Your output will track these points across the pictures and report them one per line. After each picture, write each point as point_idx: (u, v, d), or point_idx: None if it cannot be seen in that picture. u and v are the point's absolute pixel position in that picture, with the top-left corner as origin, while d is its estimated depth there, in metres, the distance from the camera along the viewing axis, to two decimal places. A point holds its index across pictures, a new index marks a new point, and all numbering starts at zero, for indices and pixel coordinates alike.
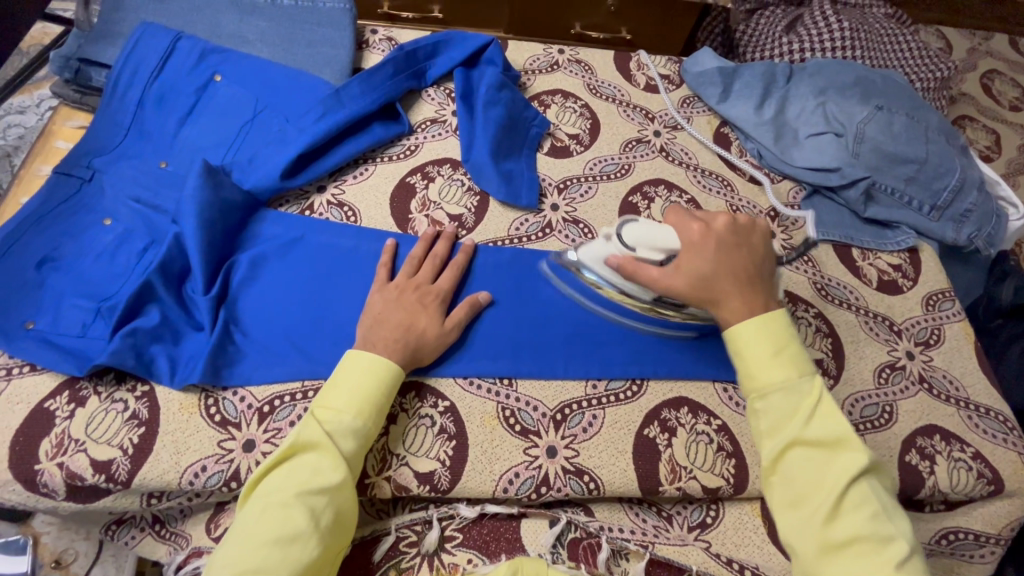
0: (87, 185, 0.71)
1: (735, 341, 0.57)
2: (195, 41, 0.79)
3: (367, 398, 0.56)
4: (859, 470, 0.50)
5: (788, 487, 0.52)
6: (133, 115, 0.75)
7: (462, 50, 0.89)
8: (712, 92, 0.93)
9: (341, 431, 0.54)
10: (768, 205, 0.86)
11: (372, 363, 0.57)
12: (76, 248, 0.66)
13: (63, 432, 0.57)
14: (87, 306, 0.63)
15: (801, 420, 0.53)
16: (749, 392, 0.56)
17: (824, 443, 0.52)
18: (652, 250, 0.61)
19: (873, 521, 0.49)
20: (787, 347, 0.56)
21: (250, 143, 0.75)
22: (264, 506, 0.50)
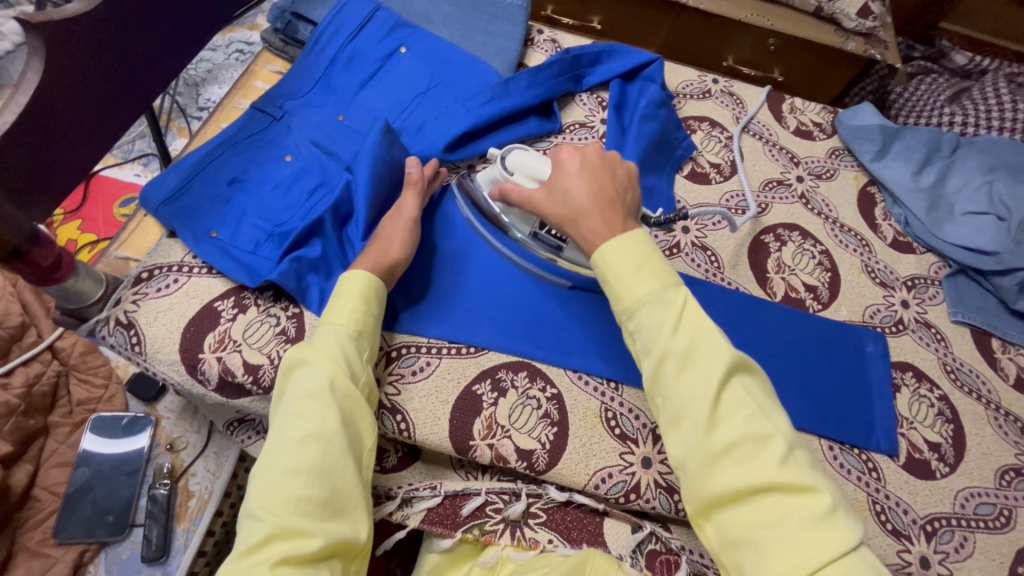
0: (275, 122, 0.80)
1: (601, 262, 0.56)
2: (390, 15, 0.87)
3: (351, 309, 0.60)
4: (727, 370, 0.50)
5: (666, 406, 0.52)
6: (325, 69, 0.84)
7: (623, 63, 0.92)
8: (868, 148, 0.90)
9: (327, 340, 0.58)
10: (905, 273, 0.83)
11: (344, 282, 0.62)
12: (258, 175, 0.74)
13: (225, 331, 0.65)
14: (262, 227, 0.70)
15: (669, 329, 0.52)
16: (621, 315, 0.55)
17: (691, 355, 0.51)
18: (526, 177, 0.66)
19: (755, 436, 0.48)
20: (649, 259, 0.55)
21: (419, 113, 0.81)
22: (279, 418, 0.54)
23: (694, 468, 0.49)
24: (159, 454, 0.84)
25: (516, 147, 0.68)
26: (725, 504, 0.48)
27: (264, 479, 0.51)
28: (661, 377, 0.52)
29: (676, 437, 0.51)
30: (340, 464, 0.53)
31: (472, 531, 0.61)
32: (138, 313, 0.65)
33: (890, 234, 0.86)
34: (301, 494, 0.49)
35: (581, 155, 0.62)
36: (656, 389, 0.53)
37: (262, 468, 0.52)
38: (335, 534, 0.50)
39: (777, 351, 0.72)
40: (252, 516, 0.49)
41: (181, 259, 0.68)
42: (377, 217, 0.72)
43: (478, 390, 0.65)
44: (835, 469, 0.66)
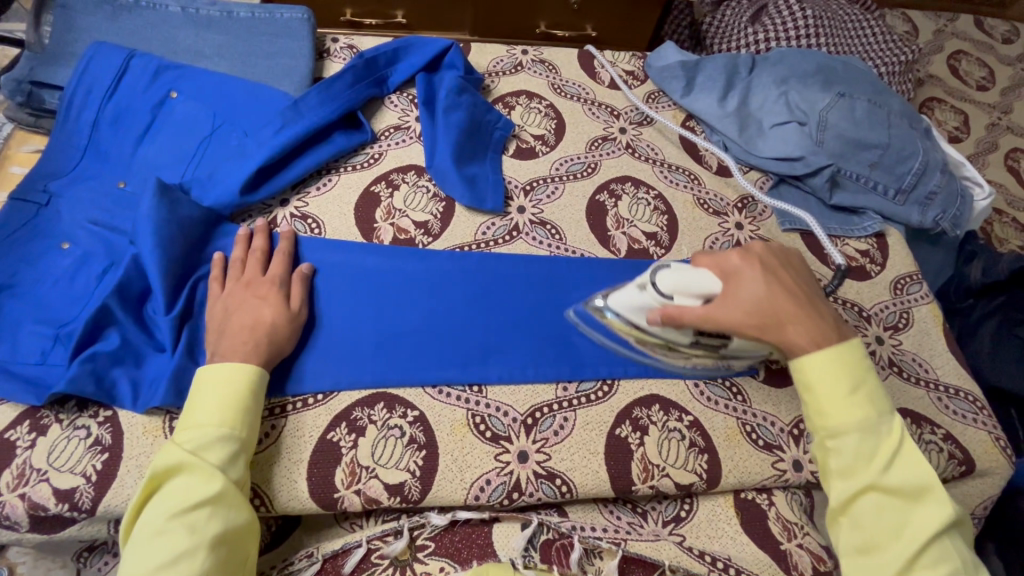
0: (42, 210, 0.70)
1: (804, 372, 0.58)
2: (149, 59, 0.78)
3: (230, 404, 0.55)
4: (939, 525, 0.51)
5: (858, 529, 0.54)
6: (90, 137, 0.75)
7: (423, 55, 0.88)
8: (676, 86, 0.93)
9: (203, 444, 0.53)
10: (735, 196, 0.86)
11: (224, 371, 0.56)
12: (33, 274, 0.65)
13: (24, 462, 0.57)
14: (47, 333, 0.62)
15: (882, 469, 0.53)
16: (817, 434, 0.57)
17: (902, 491, 0.53)
18: (692, 296, 0.59)
19: (921, 501, 0.53)
20: (863, 383, 0.56)
21: (209, 159, 0.75)
22: (142, 535, 0.49)
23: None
24: None
25: (663, 267, 0.60)
26: None
27: None
28: (853, 509, 0.54)
29: (856, 534, 0.54)
30: None
31: None
32: None
33: (715, 162, 0.89)
34: None
35: (754, 259, 0.61)
36: (828, 440, 0.56)
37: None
38: None
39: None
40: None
41: None
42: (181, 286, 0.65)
43: (334, 437, 0.61)
44: (704, 403, 0.68)
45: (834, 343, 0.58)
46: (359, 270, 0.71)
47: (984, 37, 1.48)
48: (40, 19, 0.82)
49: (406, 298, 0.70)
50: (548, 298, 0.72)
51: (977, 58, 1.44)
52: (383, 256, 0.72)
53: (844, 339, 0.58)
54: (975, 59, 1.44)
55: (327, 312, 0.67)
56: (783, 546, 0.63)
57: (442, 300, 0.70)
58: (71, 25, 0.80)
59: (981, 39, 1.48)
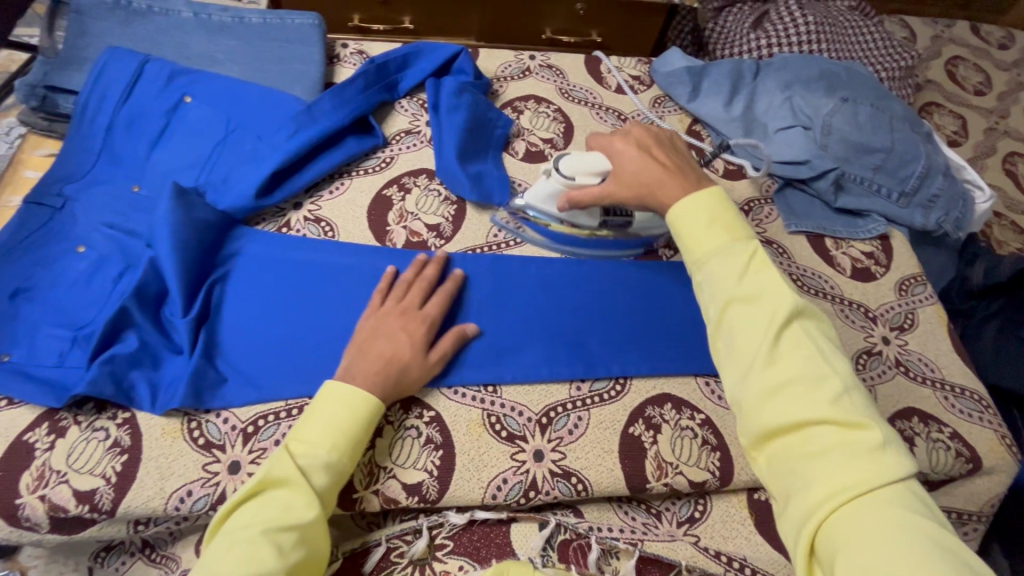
0: (57, 214, 0.70)
1: (675, 222, 0.58)
2: (163, 63, 0.78)
3: (346, 433, 0.55)
4: (788, 311, 0.50)
5: (729, 341, 0.51)
6: (104, 142, 0.75)
7: (433, 60, 0.89)
8: (682, 91, 0.95)
9: (313, 466, 0.53)
10: (741, 199, 0.87)
11: (350, 396, 0.56)
12: (49, 278, 0.65)
13: (44, 464, 0.57)
14: (67, 337, 0.62)
15: (737, 279, 0.52)
16: (690, 267, 0.57)
17: (754, 296, 0.51)
18: (589, 175, 0.69)
19: (782, 304, 0.50)
20: (724, 218, 0.57)
21: (223, 163, 0.75)
22: (225, 542, 0.49)
23: (759, 413, 0.47)
24: None
25: (563, 155, 0.71)
26: (773, 439, 0.47)
27: None
28: (721, 324, 0.52)
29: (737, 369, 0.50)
30: None
31: None
32: None
33: (721, 166, 0.90)
34: None
35: (633, 140, 0.66)
36: (698, 274, 0.56)
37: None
38: None
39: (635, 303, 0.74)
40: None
41: None
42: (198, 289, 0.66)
43: None
44: (715, 403, 0.69)
45: (702, 194, 0.59)
46: (373, 274, 0.71)
47: (980, 42, 1.51)
48: (53, 24, 0.82)
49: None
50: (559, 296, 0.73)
51: (973, 64, 1.46)
52: (397, 259, 0.73)
53: (710, 190, 0.59)
54: (972, 64, 1.46)
55: (343, 315, 0.68)
56: None
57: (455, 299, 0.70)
58: (84, 29, 0.81)
59: (978, 46, 1.50)
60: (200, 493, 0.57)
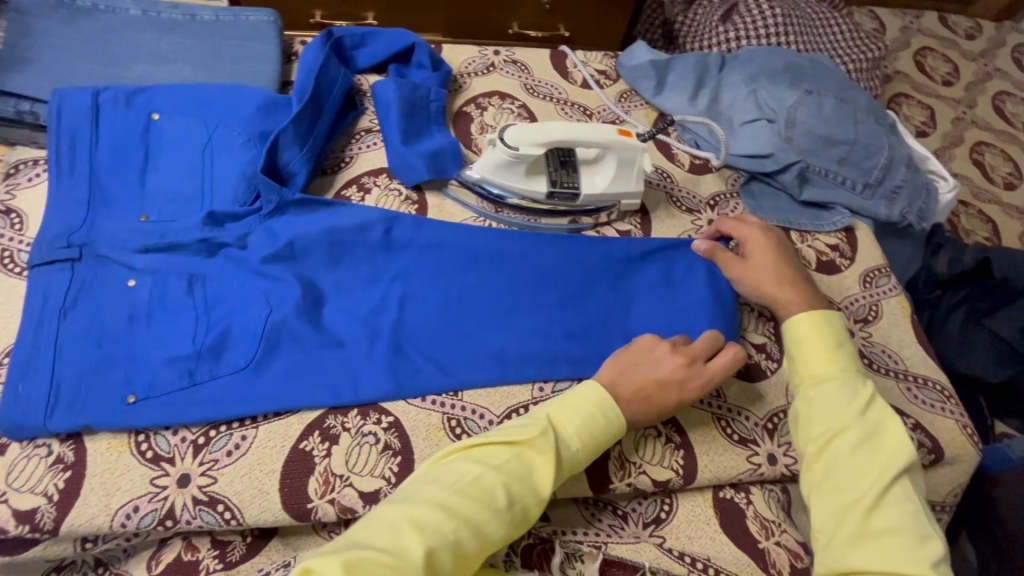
0: (77, 265, 0.63)
1: (796, 329, 0.63)
2: (114, 88, 0.70)
3: (591, 428, 0.56)
4: (903, 464, 0.54)
5: (831, 472, 0.56)
6: (85, 177, 0.67)
7: (390, 45, 0.87)
8: (647, 85, 0.94)
9: (568, 450, 0.55)
10: (707, 194, 0.87)
11: (600, 399, 0.57)
12: (69, 336, 0.59)
13: None
14: (117, 392, 0.58)
15: (846, 409, 0.57)
16: (801, 384, 0.61)
17: (870, 437, 0.56)
18: (535, 146, 0.70)
19: (887, 436, 0.56)
20: (845, 347, 0.62)
21: (217, 172, 0.69)
22: (431, 474, 0.51)
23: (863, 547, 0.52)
24: None
25: (510, 125, 0.71)
26: None
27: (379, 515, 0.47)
28: (836, 450, 0.56)
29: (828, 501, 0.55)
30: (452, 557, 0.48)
31: None
32: None
33: (686, 160, 0.89)
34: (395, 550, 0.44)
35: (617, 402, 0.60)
36: (811, 390, 0.60)
37: (410, 498, 0.48)
38: None
39: (659, 280, 0.72)
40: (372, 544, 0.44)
41: None
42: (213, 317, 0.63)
43: (307, 446, 0.60)
44: None
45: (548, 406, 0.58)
46: (430, 272, 0.70)
47: (948, 33, 1.52)
48: None
49: (461, 285, 0.70)
50: (599, 273, 0.72)
51: (942, 54, 1.47)
52: (460, 249, 0.71)
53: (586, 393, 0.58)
54: (940, 55, 1.47)
55: (418, 312, 0.68)
56: (761, 544, 0.63)
57: (522, 293, 0.70)
58: (26, 29, 0.78)
59: (946, 36, 1.51)
60: (147, 508, 0.56)
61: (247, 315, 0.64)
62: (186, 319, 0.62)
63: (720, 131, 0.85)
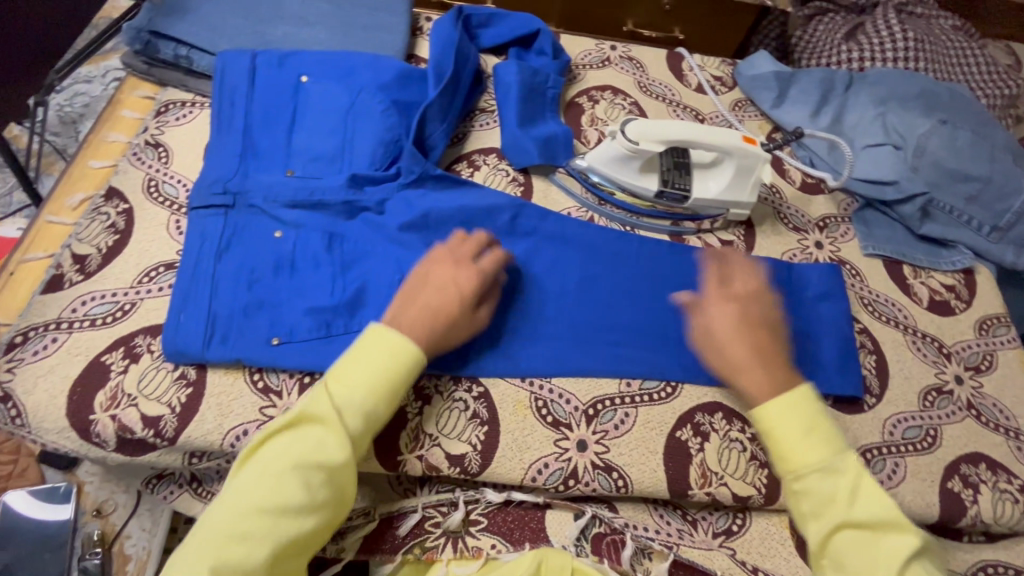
0: (231, 211, 0.70)
1: (766, 418, 0.57)
2: (269, 53, 0.79)
3: (364, 378, 0.53)
4: (909, 553, 0.50)
5: (842, 568, 0.51)
6: (242, 132, 0.75)
7: (514, 27, 0.89)
8: (766, 96, 0.91)
9: (348, 408, 0.52)
10: (817, 215, 0.84)
11: (394, 343, 0.55)
12: (223, 275, 0.65)
13: (117, 386, 0.60)
14: (262, 334, 0.63)
15: (848, 503, 0.52)
16: (784, 475, 0.56)
17: (871, 525, 0.51)
18: (655, 143, 0.70)
19: (891, 530, 0.51)
20: (818, 424, 0.56)
21: (359, 133, 0.76)
22: (251, 472, 0.49)
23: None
24: (86, 522, 0.77)
25: (632, 119, 0.71)
26: None
27: (194, 546, 0.46)
28: (832, 548, 0.52)
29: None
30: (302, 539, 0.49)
31: (413, 551, 0.59)
32: (15, 382, 0.59)
33: (798, 178, 0.86)
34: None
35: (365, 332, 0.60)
36: (794, 482, 0.55)
37: (217, 515, 0.48)
38: None
39: None
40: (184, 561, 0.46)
41: (58, 315, 0.63)
42: (349, 270, 0.69)
43: (402, 402, 0.63)
44: None
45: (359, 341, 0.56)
46: (546, 255, 0.74)
47: None
48: None
49: (579, 276, 0.73)
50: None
51: None
52: (574, 237, 0.75)
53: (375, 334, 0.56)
54: None
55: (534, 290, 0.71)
56: None
57: (632, 288, 0.73)
58: None
59: None
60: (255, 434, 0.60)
61: (383, 276, 0.69)
62: (325, 274, 0.68)
63: (849, 151, 0.81)
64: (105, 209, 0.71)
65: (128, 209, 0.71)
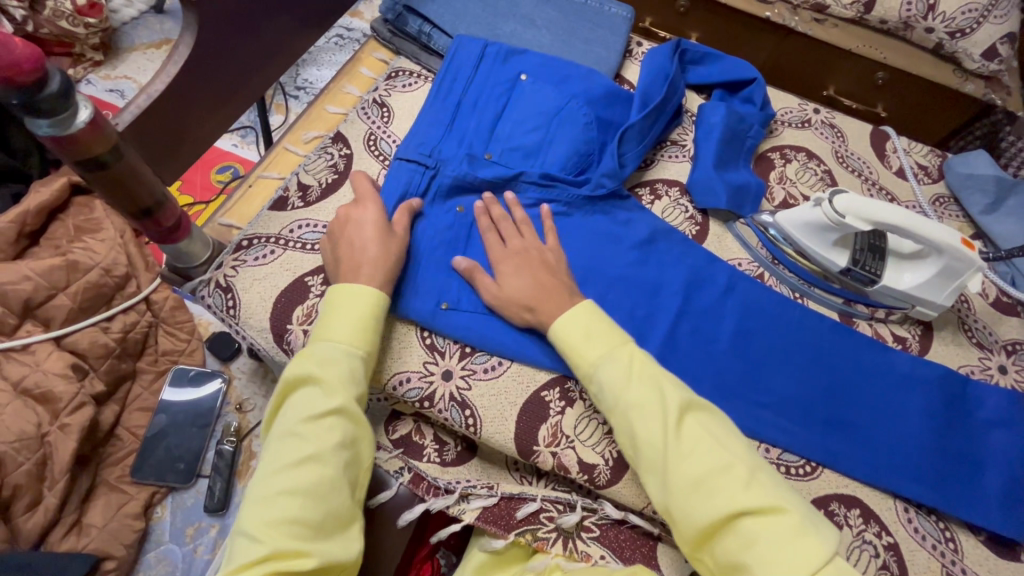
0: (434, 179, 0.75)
1: (563, 335, 0.60)
2: (498, 47, 0.85)
3: (350, 326, 0.59)
4: (681, 407, 0.54)
5: (639, 452, 0.54)
6: (455, 110, 0.80)
7: (726, 71, 0.90)
8: (979, 200, 0.86)
9: (328, 356, 0.57)
10: (1007, 337, 0.77)
11: (353, 295, 0.60)
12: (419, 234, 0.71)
13: (312, 306, 0.67)
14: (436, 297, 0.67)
15: (626, 385, 0.56)
16: (583, 379, 0.59)
17: (643, 398, 0.55)
18: (863, 221, 0.68)
19: (656, 395, 0.55)
20: (600, 326, 0.60)
21: (561, 136, 0.80)
22: (274, 442, 0.54)
23: (677, 504, 0.51)
24: (228, 412, 0.87)
25: (843, 191, 0.70)
26: (715, 535, 0.50)
27: (249, 517, 0.50)
28: (632, 430, 0.55)
29: (655, 481, 0.53)
30: (342, 487, 0.53)
31: (525, 535, 0.61)
32: (236, 279, 0.68)
33: (993, 293, 0.80)
34: (284, 522, 0.49)
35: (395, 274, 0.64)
36: (589, 383, 0.59)
37: (255, 500, 0.51)
38: (328, 554, 0.50)
39: (937, 409, 0.70)
40: (245, 536, 0.50)
41: (279, 232, 0.72)
42: None
43: (547, 397, 0.65)
44: (911, 534, 0.64)
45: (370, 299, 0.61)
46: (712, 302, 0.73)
47: None
48: None
49: (740, 328, 0.72)
50: (871, 371, 0.71)
51: None
52: (745, 291, 0.74)
53: (332, 296, 0.61)
54: None
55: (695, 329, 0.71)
56: None
57: (790, 354, 0.71)
58: None
59: None
60: (415, 384, 0.65)
61: None
62: None
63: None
64: (331, 149, 0.80)
65: (349, 155, 0.79)
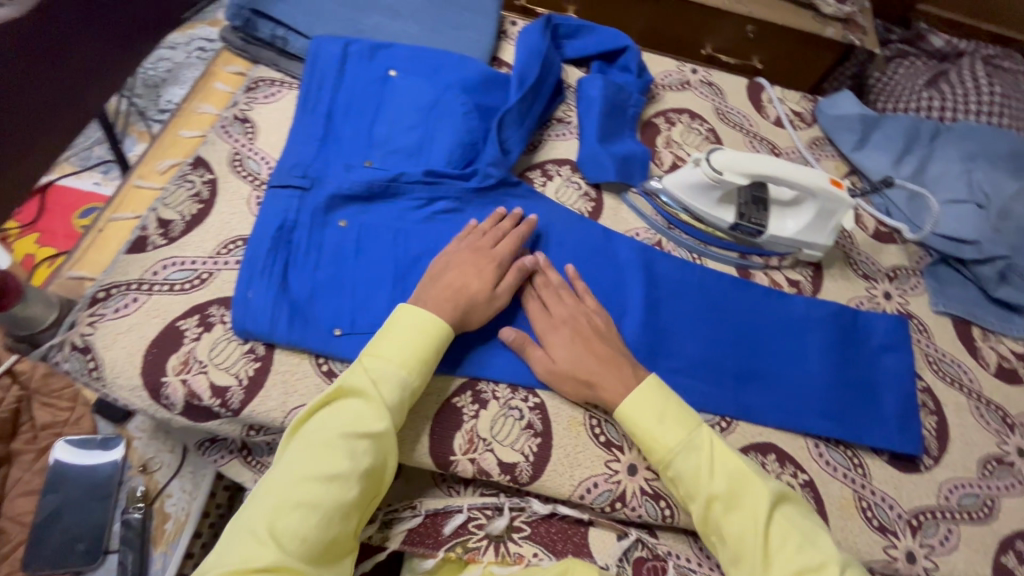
0: (306, 194, 0.69)
1: (629, 418, 0.59)
2: (361, 43, 0.80)
3: (411, 351, 0.57)
4: (768, 502, 0.54)
5: (724, 543, 0.55)
6: (324, 117, 0.75)
7: (600, 41, 0.89)
8: (848, 138, 0.91)
9: (384, 378, 0.55)
10: (887, 264, 0.82)
11: (426, 322, 0.58)
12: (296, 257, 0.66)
13: (189, 353, 0.62)
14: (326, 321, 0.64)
15: (708, 476, 0.56)
16: (657, 464, 0.59)
17: (727, 492, 0.55)
18: (740, 175, 0.69)
19: (755, 495, 0.55)
20: (672, 408, 0.59)
21: (439, 130, 0.76)
22: (301, 448, 0.52)
23: None
24: (133, 476, 0.78)
25: (719, 149, 0.71)
26: None
27: (248, 517, 0.48)
28: (709, 520, 0.56)
29: None
30: (350, 517, 0.51)
31: (455, 549, 0.59)
32: (95, 337, 0.61)
33: (871, 224, 0.85)
34: (279, 529, 0.47)
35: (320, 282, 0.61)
36: (667, 471, 0.58)
37: (260, 499, 0.49)
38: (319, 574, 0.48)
39: (834, 345, 0.73)
40: (241, 530, 0.48)
41: (140, 277, 0.65)
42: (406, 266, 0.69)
43: (458, 402, 0.63)
44: (823, 468, 0.67)
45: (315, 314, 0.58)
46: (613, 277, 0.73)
47: None
48: None
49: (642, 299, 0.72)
50: (771, 319, 0.74)
51: None
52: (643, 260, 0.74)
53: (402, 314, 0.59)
54: None
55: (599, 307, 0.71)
56: None
57: (694, 316, 0.72)
58: None
59: None
60: None
61: None
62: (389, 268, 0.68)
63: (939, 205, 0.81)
64: (191, 176, 0.73)
65: (212, 180, 0.73)
